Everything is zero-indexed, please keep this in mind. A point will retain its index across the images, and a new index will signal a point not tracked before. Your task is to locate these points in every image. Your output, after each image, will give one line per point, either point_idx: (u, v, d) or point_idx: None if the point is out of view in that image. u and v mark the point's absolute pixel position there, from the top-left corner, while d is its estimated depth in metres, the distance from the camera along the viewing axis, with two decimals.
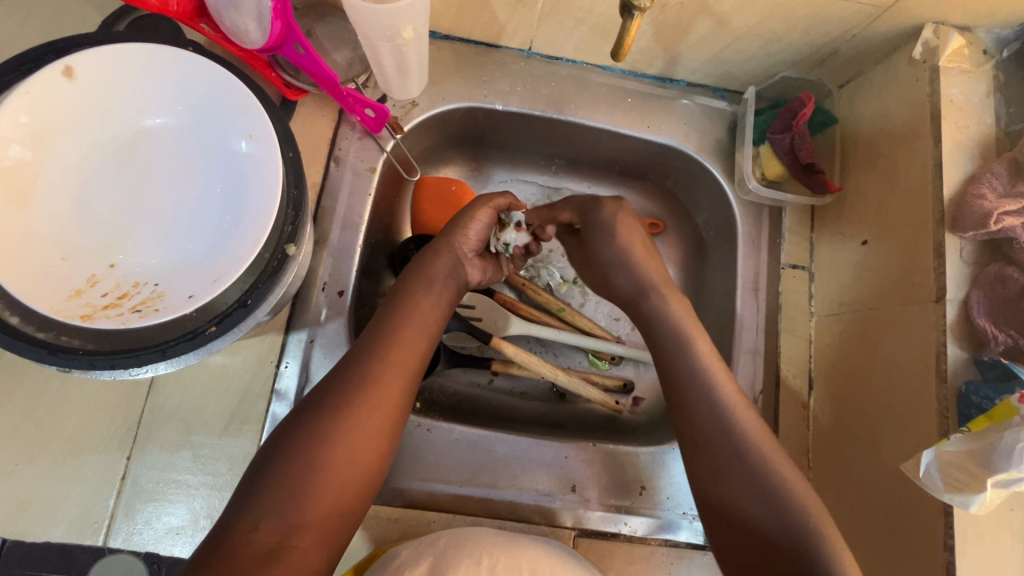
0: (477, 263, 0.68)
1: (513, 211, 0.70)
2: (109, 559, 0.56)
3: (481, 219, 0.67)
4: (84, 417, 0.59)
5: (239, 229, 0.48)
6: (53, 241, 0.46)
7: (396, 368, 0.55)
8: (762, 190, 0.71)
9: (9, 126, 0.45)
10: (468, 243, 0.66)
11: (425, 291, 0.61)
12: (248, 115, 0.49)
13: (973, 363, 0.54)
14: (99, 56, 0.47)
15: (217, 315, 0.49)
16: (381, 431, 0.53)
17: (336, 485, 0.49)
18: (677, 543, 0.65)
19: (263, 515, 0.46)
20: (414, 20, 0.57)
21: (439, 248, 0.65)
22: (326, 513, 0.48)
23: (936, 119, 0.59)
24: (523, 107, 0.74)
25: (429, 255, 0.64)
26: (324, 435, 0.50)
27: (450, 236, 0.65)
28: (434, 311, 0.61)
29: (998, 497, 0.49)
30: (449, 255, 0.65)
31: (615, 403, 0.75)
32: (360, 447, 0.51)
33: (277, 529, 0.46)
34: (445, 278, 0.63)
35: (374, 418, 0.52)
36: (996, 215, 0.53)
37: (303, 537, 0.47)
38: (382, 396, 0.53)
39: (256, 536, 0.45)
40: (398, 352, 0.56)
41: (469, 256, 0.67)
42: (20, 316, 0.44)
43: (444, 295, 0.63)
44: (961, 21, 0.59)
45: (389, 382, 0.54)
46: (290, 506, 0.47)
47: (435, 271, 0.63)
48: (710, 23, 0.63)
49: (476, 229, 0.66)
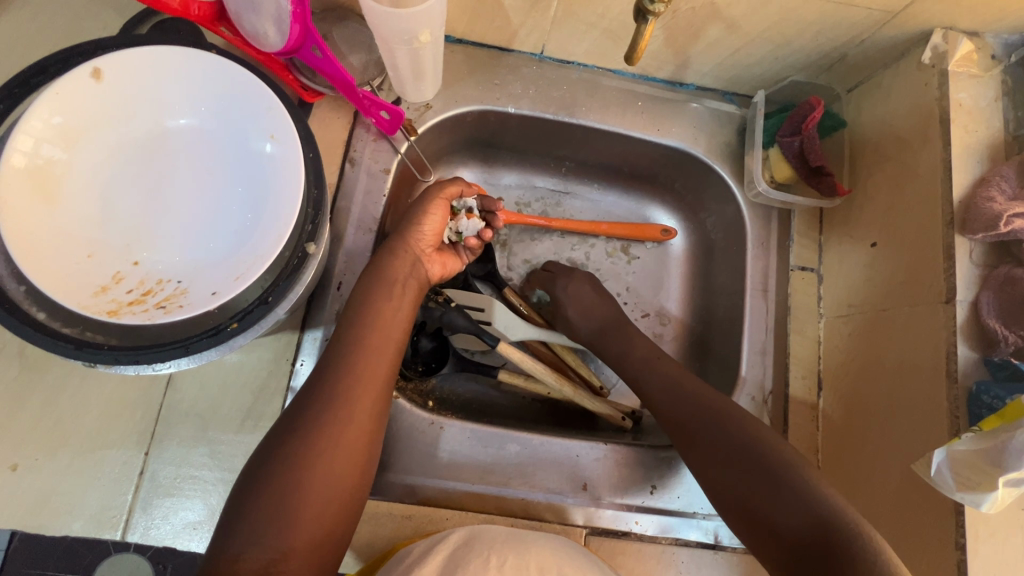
0: (435, 257, 0.68)
1: (464, 198, 0.71)
2: (115, 559, 0.59)
3: (435, 213, 0.67)
4: (103, 412, 0.60)
5: (260, 228, 0.49)
6: (80, 239, 0.47)
7: (371, 381, 0.55)
8: (772, 192, 0.72)
9: (39, 126, 0.46)
10: (424, 238, 0.66)
11: (389, 293, 0.60)
12: (270, 116, 0.50)
13: (983, 363, 0.54)
14: (125, 57, 0.49)
15: (238, 312, 0.50)
16: (361, 447, 0.53)
17: (318, 509, 0.49)
18: (687, 542, 0.65)
19: (245, 545, 0.46)
20: (431, 23, 0.58)
21: (397, 245, 0.64)
22: (310, 538, 0.48)
23: (945, 123, 0.59)
24: (535, 109, 0.75)
25: (389, 255, 0.63)
26: (306, 454, 0.50)
27: (406, 233, 0.65)
28: (401, 315, 0.60)
29: (1010, 496, 0.49)
30: (408, 252, 0.64)
31: (621, 418, 0.75)
32: (339, 466, 0.51)
33: (264, 554, 0.46)
34: (408, 276, 0.62)
35: (352, 433, 0.52)
36: (1006, 217, 0.53)
37: (290, 562, 0.47)
38: (356, 413, 0.53)
39: (240, 565, 0.45)
40: (371, 363, 0.56)
41: (427, 251, 0.67)
42: (46, 312, 0.46)
43: (408, 293, 0.62)
44: (970, 26, 0.60)
45: (364, 395, 0.54)
46: (272, 534, 0.47)
47: (397, 270, 0.62)
48: (721, 28, 0.64)
49: (431, 223, 0.66)
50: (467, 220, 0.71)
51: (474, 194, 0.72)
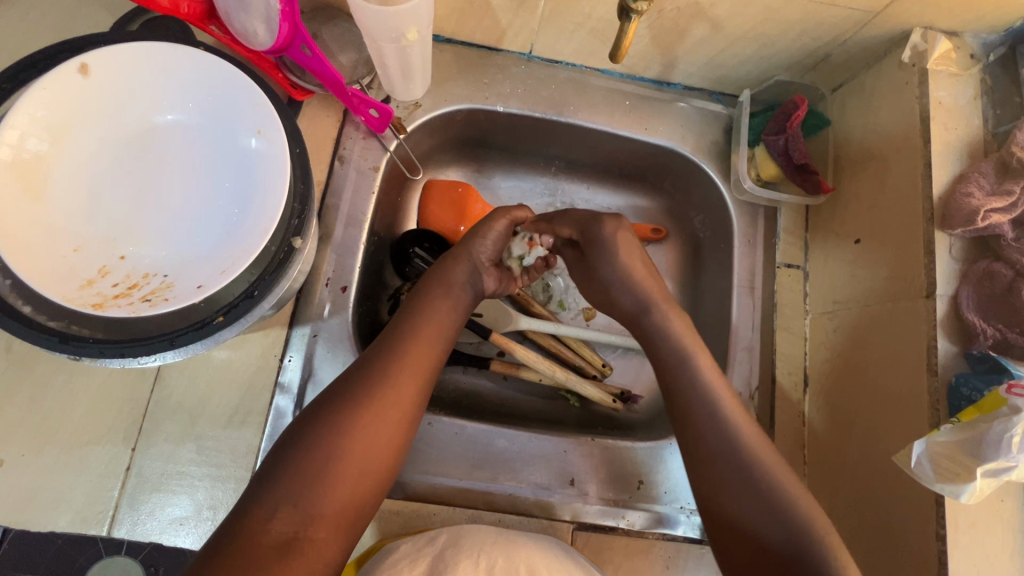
0: (495, 273, 0.69)
1: (534, 224, 0.71)
2: (105, 562, 0.57)
3: (503, 233, 0.68)
4: (90, 408, 0.60)
5: (246, 222, 0.50)
6: (66, 233, 0.48)
7: (417, 368, 0.56)
8: (758, 190, 0.73)
9: (25, 120, 0.46)
10: (486, 253, 0.67)
11: (444, 298, 0.62)
12: (257, 112, 0.51)
13: (962, 357, 0.55)
14: (113, 53, 0.49)
15: (224, 306, 0.50)
16: (399, 426, 0.53)
17: (351, 479, 0.50)
18: (675, 537, 0.66)
19: (279, 507, 0.46)
20: (417, 22, 0.58)
21: (458, 254, 0.66)
22: (342, 507, 0.49)
23: (925, 121, 0.60)
24: (523, 109, 0.76)
25: (451, 260, 0.66)
26: (340, 428, 0.50)
27: (470, 244, 0.66)
28: (452, 320, 0.61)
29: (987, 487, 0.50)
30: (468, 263, 0.66)
31: (613, 401, 0.76)
32: (380, 441, 0.52)
33: (293, 521, 0.46)
34: (463, 286, 0.64)
35: (395, 413, 0.53)
36: (982, 213, 0.54)
37: (318, 530, 0.47)
38: (402, 392, 0.54)
39: (272, 526, 0.45)
40: (416, 353, 0.57)
41: (487, 265, 0.68)
42: (31, 305, 0.46)
43: (461, 303, 0.63)
44: (949, 26, 0.61)
45: (408, 377, 0.55)
46: (305, 498, 0.47)
47: (455, 276, 0.64)
48: (706, 27, 0.65)
49: (497, 241, 0.67)
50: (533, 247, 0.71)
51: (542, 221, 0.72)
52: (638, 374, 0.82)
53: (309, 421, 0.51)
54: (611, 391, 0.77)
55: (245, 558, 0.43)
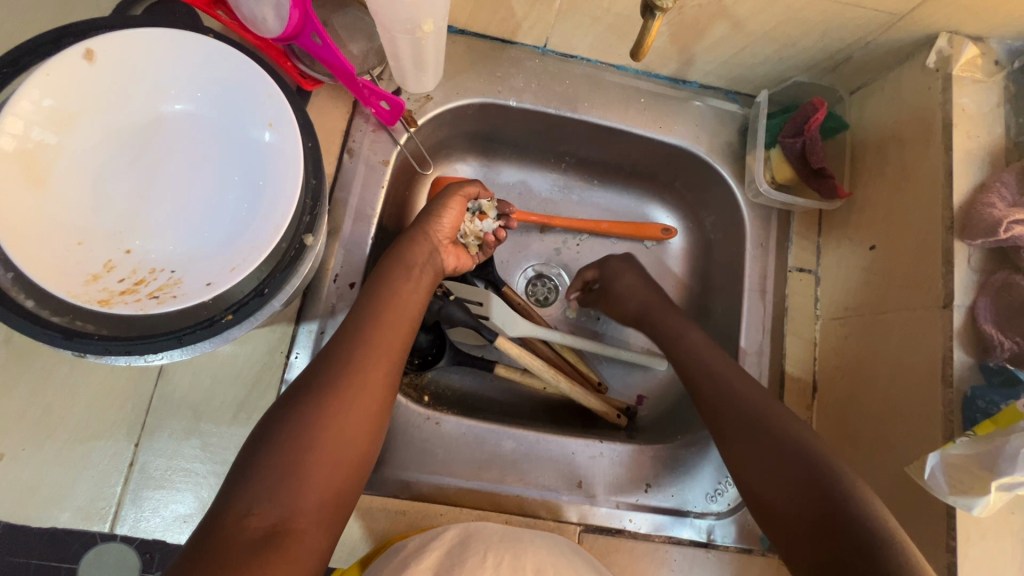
0: (452, 250, 0.69)
1: (480, 200, 0.73)
2: (99, 548, 0.59)
3: (454, 209, 0.68)
4: (92, 403, 0.58)
5: (257, 218, 0.49)
6: (69, 225, 0.46)
7: (388, 349, 0.56)
8: (774, 193, 0.71)
9: (28, 107, 0.44)
10: (442, 230, 0.67)
11: (406, 276, 0.61)
12: (269, 104, 0.50)
13: (978, 368, 0.55)
14: (120, 39, 0.47)
15: (233, 304, 0.50)
16: (370, 415, 0.53)
17: (327, 472, 0.49)
18: (680, 540, 0.66)
19: (256, 502, 0.45)
20: (434, 13, 0.56)
21: (415, 236, 0.65)
22: (320, 498, 0.48)
23: (947, 128, 0.60)
24: (536, 103, 0.74)
25: (406, 241, 0.64)
26: (328, 424, 0.49)
27: (424, 224, 0.66)
28: (418, 297, 0.61)
29: (1000, 500, 0.49)
30: (426, 243, 0.65)
31: (616, 416, 0.75)
32: (354, 428, 0.51)
33: (272, 514, 0.45)
34: (424, 263, 0.63)
35: (367, 398, 0.53)
36: (1005, 224, 0.53)
37: (298, 522, 0.46)
38: (371, 378, 0.53)
39: (250, 521, 0.44)
40: (390, 341, 0.56)
41: (444, 243, 0.68)
42: (35, 299, 0.45)
43: (425, 281, 0.63)
44: (975, 31, 0.60)
45: (378, 363, 0.54)
46: (282, 493, 0.46)
47: (415, 255, 0.63)
48: (727, 25, 0.63)
49: (449, 218, 0.68)
50: (482, 221, 0.72)
51: (490, 196, 0.74)
52: (639, 379, 0.83)
53: (323, 414, 0.50)
54: (615, 406, 0.77)
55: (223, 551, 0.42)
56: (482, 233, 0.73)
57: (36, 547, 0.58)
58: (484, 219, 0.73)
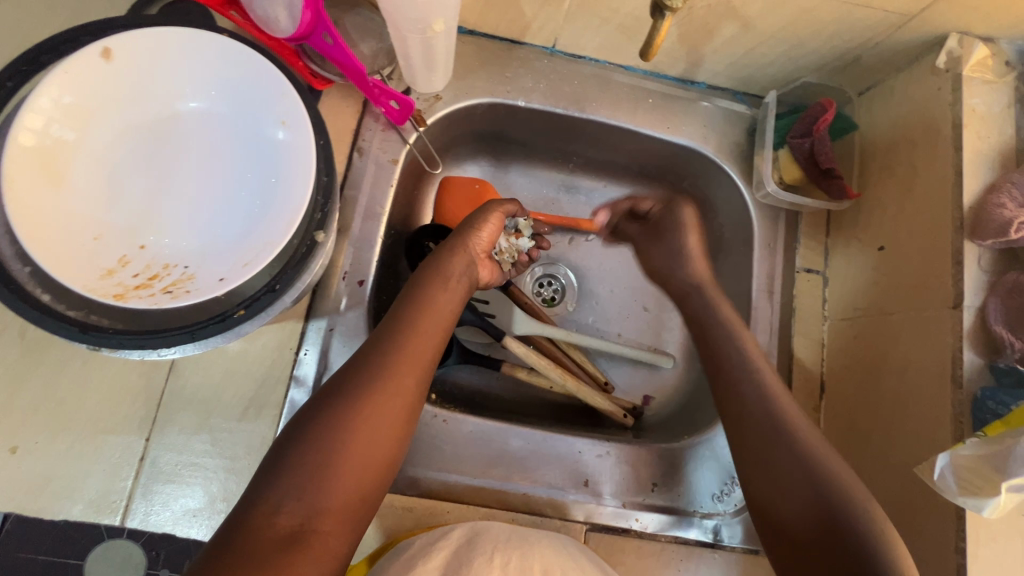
0: (487, 263, 0.69)
1: (516, 218, 0.74)
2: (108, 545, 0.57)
3: (494, 224, 0.68)
4: (105, 396, 0.59)
5: (270, 214, 0.49)
6: (85, 220, 0.47)
7: (418, 356, 0.56)
8: (782, 193, 0.71)
9: (47, 103, 0.45)
10: (481, 243, 0.67)
11: (442, 287, 0.61)
12: (283, 102, 0.50)
13: (988, 369, 0.54)
14: (137, 38, 0.48)
15: (245, 300, 0.50)
16: (398, 417, 0.53)
17: (355, 473, 0.49)
18: (687, 540, 0.66)
19: (288, 499, 0.46)
20: (445, 13, 0.57)
21: (455, 246, 0.65)
22: (348, 498, 0.48)
23: (956, 128, 0.60)
24: (545, 104, 0.74)
25: (447, 252, 0.65)
26: (338, 421, 0.50)
27: (466, 235, 0.66)
28: (452, 307, 0.61)
29: (1011, 501, 0.49)
30: (464, 254, 0.65)
31: (623, 416, 0.75)
32: (381, 429, 0.51)
33: (299, 513, 0.46)
34: (461, 275, 0.64)
35: (402, 403, 0.53)
36: (1016, 224, 0.53)
37: (324, 522, 0.46)
38: (404, 383, 0.54)
39: (278, 519, 0.45)
40: (418, 343, 0.56)
41: (481, 255, 0.68)
42: (51, 294, 0.45)
43: (459, 291, 0.63)
44: (985, 32, 0.60)
45: (406, 369, 0.54)
46: (310, 489, 0.47)
47: (452, 266, 0.63)
48: (736, 26, 0.64)
49: (488, 232, 0.68)
50: (518, 239, 0.74)
51: (526, 214, 0.74)
52: (646, 382, 0.82)
53: (336, 411, 0.50)
54: (622, 406, 0.77)
55: (248, 545, 0.43)
56: (518, 250, 0.74)
57: (47, 539, 0.57)
58: (520, 237, 0.74)
